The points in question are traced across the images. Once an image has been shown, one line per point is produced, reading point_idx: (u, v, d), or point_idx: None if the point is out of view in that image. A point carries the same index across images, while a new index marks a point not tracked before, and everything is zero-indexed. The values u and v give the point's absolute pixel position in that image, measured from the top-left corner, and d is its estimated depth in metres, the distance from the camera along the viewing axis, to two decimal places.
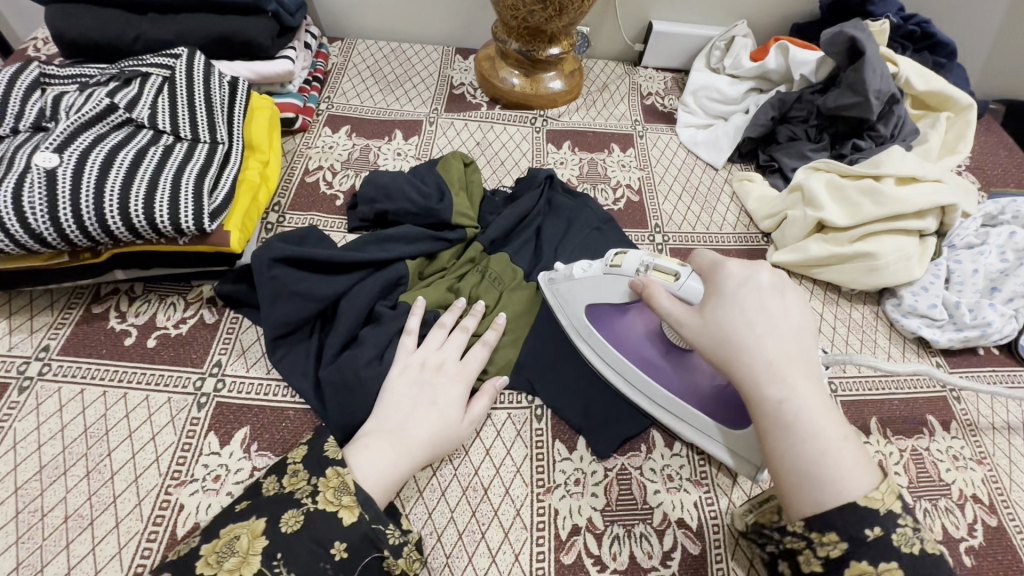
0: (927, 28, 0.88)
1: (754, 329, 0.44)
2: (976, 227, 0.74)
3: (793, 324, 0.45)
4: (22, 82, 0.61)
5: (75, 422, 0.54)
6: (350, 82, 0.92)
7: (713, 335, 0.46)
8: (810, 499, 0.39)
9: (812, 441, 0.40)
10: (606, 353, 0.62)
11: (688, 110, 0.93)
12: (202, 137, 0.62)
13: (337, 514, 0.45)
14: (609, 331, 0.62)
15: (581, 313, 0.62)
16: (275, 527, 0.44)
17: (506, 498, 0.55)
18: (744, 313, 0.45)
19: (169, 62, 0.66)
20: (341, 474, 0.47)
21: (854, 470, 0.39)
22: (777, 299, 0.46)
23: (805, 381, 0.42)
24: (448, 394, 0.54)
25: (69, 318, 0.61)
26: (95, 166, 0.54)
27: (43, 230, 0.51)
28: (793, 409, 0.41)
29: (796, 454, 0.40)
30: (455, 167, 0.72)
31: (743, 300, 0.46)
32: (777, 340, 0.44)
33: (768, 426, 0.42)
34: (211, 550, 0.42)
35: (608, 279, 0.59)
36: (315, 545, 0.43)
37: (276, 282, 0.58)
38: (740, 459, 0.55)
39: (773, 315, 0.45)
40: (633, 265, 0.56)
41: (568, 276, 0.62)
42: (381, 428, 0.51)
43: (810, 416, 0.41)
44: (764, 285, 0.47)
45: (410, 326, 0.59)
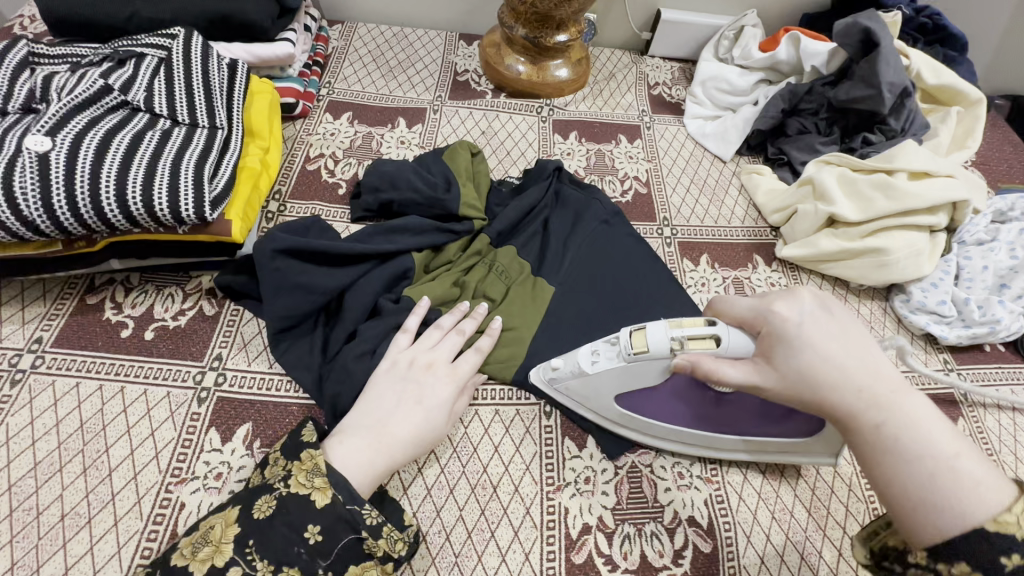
0: (939, 21, 0.87)
1: (831, 359, 0.41)
2: (986, 223, 0.74)
3: (862, 343, 0.43)
4: (11, 61, 0.58)
5: (70, 417, 0.52)
6: (352, 67, 0.89)
7: (791, 377, 0.42)
8: (929, 527, 0.36)
9: (919, 462, 0.38)
10: (653, 430, 0.57)
11: (696, 101, 0.92)
12: (201, 122, 0.60)
13: (309, 496, 0.44)
14: (646, 413, 0.56)
15: (614, 404, 0.56)
16: (248, 513, 0.43)
17: (516, 496, 0.54)
18: (813, 346, 0.42)
19: (165, 42, 0.64)
20: (314, 456, 0.46)
21: (979, 484, 0.36)
22: (837, 324, 0.43)
23: (898, 400, 0.40)
24: (435, 395, 0.52)
25: (63, 308, 0.59)
26: (90, 150, 0.51)
27: (36, 217, 0.49)
28: (892, 432, 0.39)
29: (906, 480, 0.38)
30: (462, 156, 0.71)
31: (805, 333, 0.42)
32: (856, 363, 0.41)
33: (869, 454, 0.40)
34: (187, 542, 0.42)
35: (637, 364, 0.51)
36: (290, 530, 0.42)
37: (279, 274, 0.56)
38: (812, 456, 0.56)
39: (845, 339, 0.42)
40: (661, 343, 0.49)
41: (579, 372, 0.55)
42: (360, 423, 0.49)
43: (913, 435, 0.38)
44: (815, 310, 0.44)
45: (408, 325, 0.57)
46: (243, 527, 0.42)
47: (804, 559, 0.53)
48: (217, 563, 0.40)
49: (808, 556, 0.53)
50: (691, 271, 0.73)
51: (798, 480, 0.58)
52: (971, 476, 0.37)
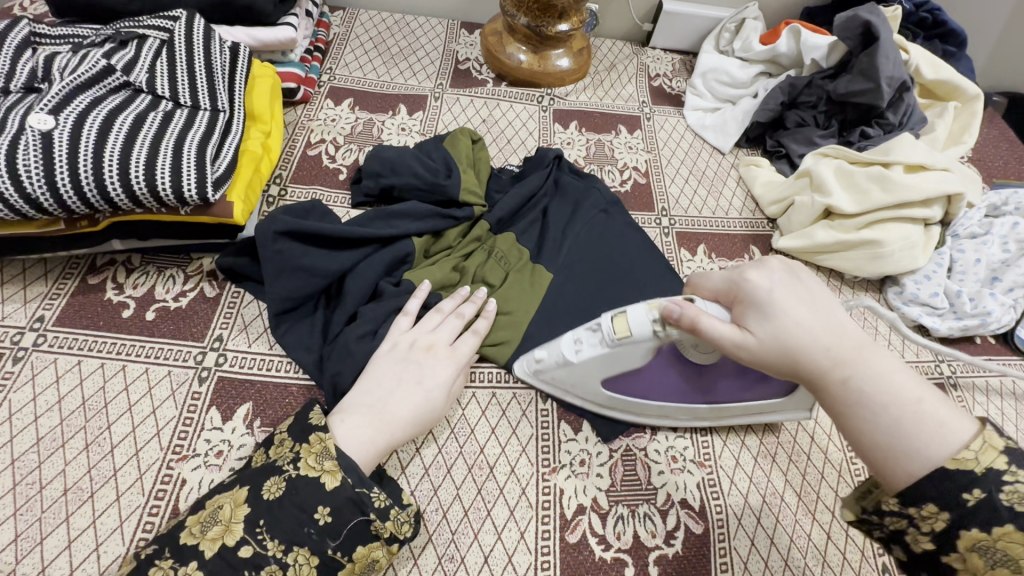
0: (938, 16, 0.87)
1: (801, 323, 0.42)
2: (980, 217, 0.74)
3: (828, 304, 0.44)
4: (12, 40, 0.58)
5: (72, 394, 0.52)
6: (353, 54, 0.89)
7: (765, 348, 0.43)
8: (901, 472, 0.38)
9: (883, 411, 0.40)
10: (640, 409, 0.58)
11: (696, 92, 0.92)
12: (202, 104, 0.60)
13: (320, 479, 0.45)
14: (634, 394, 0.57)
15: (602, 388, 0.56)
16: (258, 493, 0.44)
17: (512, 477, 0.55)
18: (784, 315, 0.43)
19: (167, 24, 0.64)
20: (323, 439, 0.46)
21: (940, 428, 0.38)
22: (804, 289, 0.44)
23: (862, 355, 0.42)
24: (435, 375, 0.53)
25: (65, 288, 0.59)
26: (93, 129, 0.52)
27: (40, 195, 0.49)
28: (859, 386, 0.41)
29: (874, 429, 0.40)
30: (463, 143, 0.71)
31: (777, 300, 0.43)
32: (823, 324, 0.43)
33: (840, 409, 0.42)
34: (195, 521, 0.43)
35: (621, 349, 0.52)
36: (301, 512, 0.43)
37: (280, 257, 0.56)
38: (788, 411, 0.59)
39: (813, 304, 0.44)
40: (643, 324, 0.50)
41: (564, 360, 0.55)
42: (360, 402, 0.50)
43: (878, 386, 0.41)
44: (781, 279, 0.45)
45: (409, 307, 0.57)
46: (254, 508, 0.43)
47: (793, 541, 0.54)
48: (227, 542, 0.42)
49: (797, 537, 0.54)
50: (688, 260, 0.74)
51: (789, 465, 0.59)
52: (932, 419, 0.39)
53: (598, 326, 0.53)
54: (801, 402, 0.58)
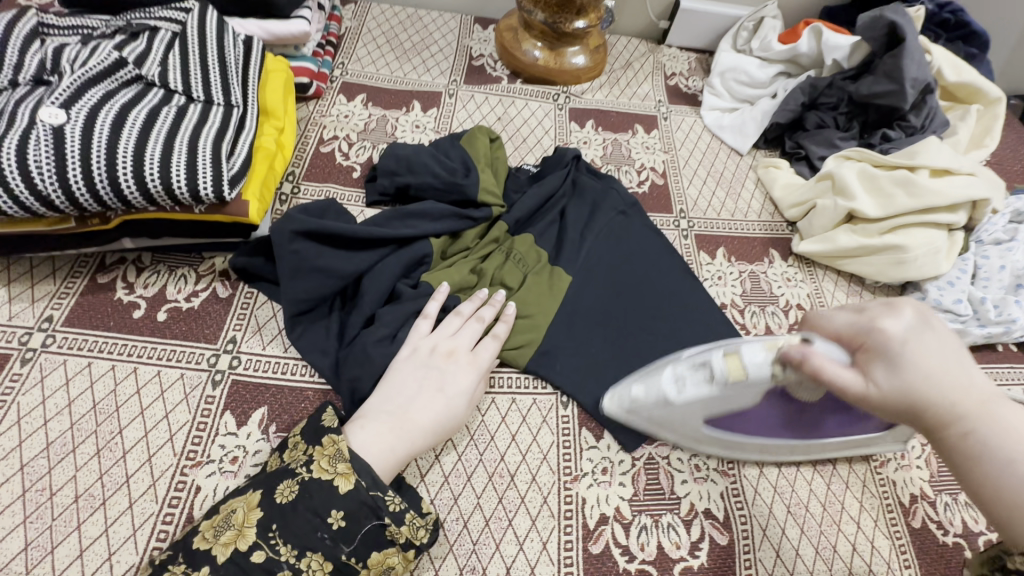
0: (961, 17, 0.86)
1: (930, 375, 0.38)
2: (1004, 223, 0.73)
3: (958, 355, 0.40)
4: (21, 31, 0.56)
5: (82, 398, 0.51)
6: (365, 48, 0.87)
7: (893, 401, 0.39)
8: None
9: (1012, 471, 0.36)
10: (737, 446, 0.54)
11: (714, 92, 0.91)
12: (216, 98, 0.59)
13: (333, 482, 0.43)
14: (736, 434, 0.52)
15: (697, 429, 0.52)
16: (270, 497, 0.43)
17: (534, 485, 0.54)
18: (919, 367, 0.39)
19: (179, 16, 0.62)
20: (336, 441, 0.45)
21: None
22: (935, 336, 0.40)
23: (988, 409, 0.38)
24: (456, 382, 0.52)
25: (73, 287, 0.57)
26: (106, 125, 0.50)
27: (51, 192, 0.48)
28: (982, 441, 0.37)
29: (1000, 489, 0.36)
30: (482, 142, 0.69)
31: (908, 350, 0.39)
32: (952, 375, 0.39)
33: (956, 464, 0.38)
34: (209, 526, 0.42)
35: (733, 393, 0.47)
36: (313, 515, 0.42)
37: (297, 257, 0.55)
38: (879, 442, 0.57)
39: (941, 352, 0.40)
40: (767, 369, 0.44)
41: (664, 401, 0.49)
42: (381, 408, 0.49)
43: (1008, 444, 0.37)
44: (913, 325, 0.40)
45: (428, 310, 0.56)
46: (267, 512, 0.42)
47: (818, 553, 0.53)
48: (240, 546, 0.41)
49: (823, 550, 0.53)
50: (708, 263, 0.73)
51: (813, 475, 0.58)
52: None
53: (705, 367, 0.47)
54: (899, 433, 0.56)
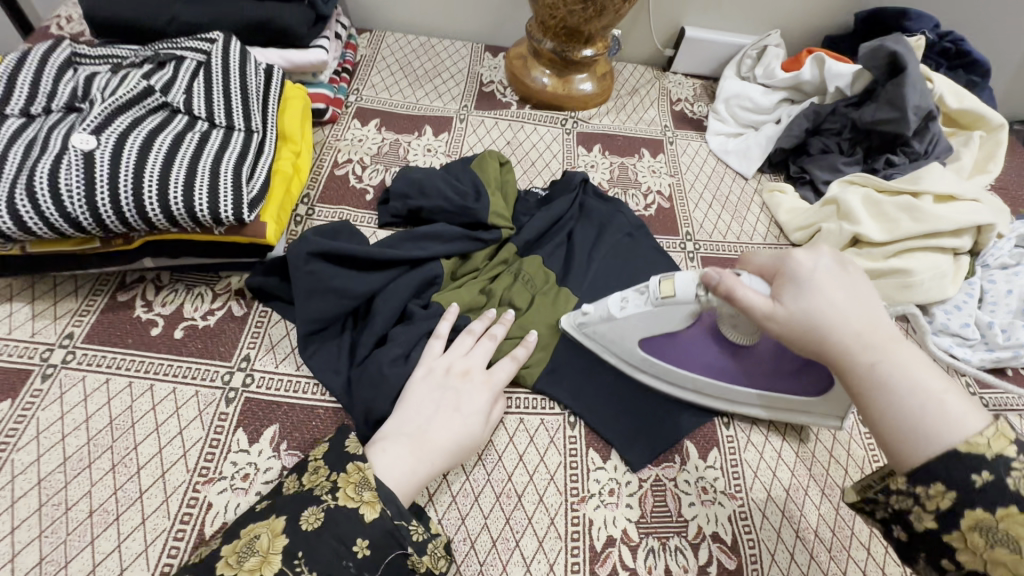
0: (962, 46, 0.88)
1: (833, 301, 0.43)
2: (1010, 247, 0.74)
3: (868, 295, 0.44)
4: (55, 61, 0.59)
5: (99, 413, 0.52)
6: (380, 75, 0.90)
7: (797, 322, 0.44)
8: (917, 450, 0.37)
9: (911, 393, 0.39)
10: (671, 376, 0.61)
11: (718, 118, 0.93)
12: (237, 124, 0.61)
13: (357, 510, 0.43)
14: (666, 356, 0.60)
15: (635, 349, 0.60)
16: (295, 523, 0.42)
17: (540, 506, 0.54)
18: (825, 294, 0.43)
19: (204, 46, 0.65)
20: (361, 469, 0.45)
21: (959, 415, 0.37)
22: (848, 277, 0.45)
23: (890, 342, 0.41)
24: (473, 401, 0.52)
25: (94, 305, 0.59)
26: (133, 150, 0.52)
27: (79, 215, 0.50)
28: (885, 369, 0.40)
29: (898, 409, 0.39)
30: (491, 166, 0.71)
31: (817, 278, 0.45)
32: (859, 307, 0.43)
33: (862, 391, 0.41)
34: (231, 551, 0.41)
35: (661, 311, 0.58)
36: (339, 543, 0.42)
37: (313, 277, 0.57)
38: (822, 416, 0.60)
39: (850, 288, 0.44)
40: (688, 290, 0.55)
41: (608, 315, 0.60)
42: (400, 431, 0.49)
43: (906, 374, 0.40)
44: (832, 266, 0.45)
45: (439, 330, 0.57)
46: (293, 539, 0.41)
47: None
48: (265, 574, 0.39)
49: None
50: None
51: (822, 499, 0.57)
52: (956, 407, 0.38)
53: (643, 289, 0.59)
54: (840, 405, 0.58)
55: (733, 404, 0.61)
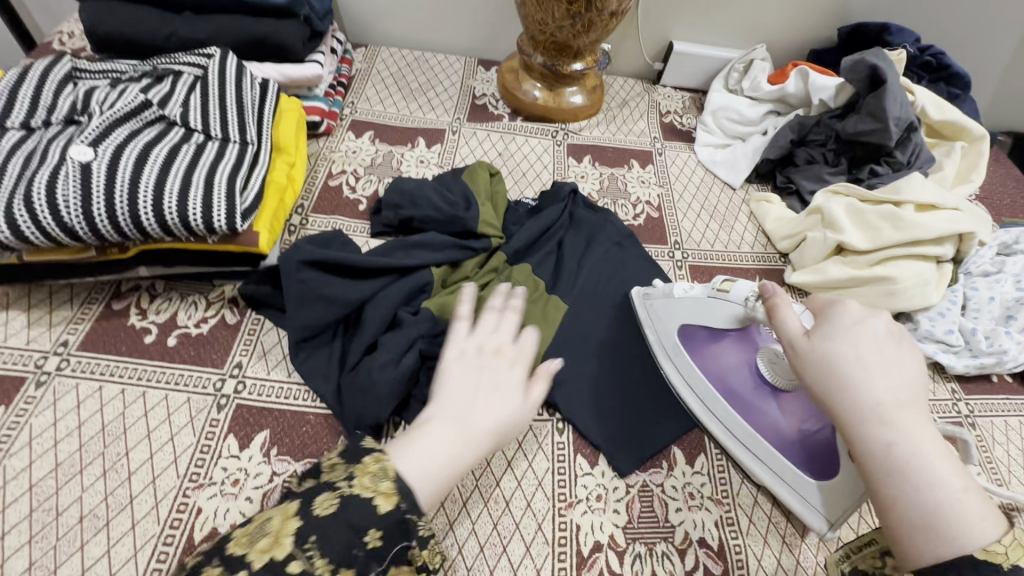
0: (942, 60, 0.90)
1: (866, 363, 0.41)
2: (991, 255, 0.75)
3: (910, 368, 0.42)
4: (55, 76, 0.61)
5: (92, 420, 0.53)
6: (374, 88, 0.92)
7: (824, 375, 0.43)
8: (926, 548, 0.36)
9: (929, 489, 0.36)
10: (690, 376, 0.62)
11: (706, 129, 0.95)
12: (232, 137, 0.62)
13: (371, 501, 0.39)
14: (697, 351, 0.63)
15: (673, 332, 0.63)
16: (307, 509, 0.39)
17: (528, 512, 0.54)
18: (859, 352, 0.42)
19: (202, 61, 0.67)
20: (380, 460, 0.42)
21: (975, 521, 0.35)
22: (893, 344, 0.43)
23: (917, 425, 0.39)
24: (508, 383, 0.51)
25: (89, 313, 0.60)
26: (129, 162, 0.54)
27: (74, 223, 0.51)
28: (905, 454, 0.38)
29: (911, 501, 0.37)
30: (482, 176, 0.73)
31: (855, 334, 0.43)
32: (893, 378, 0.40)
33: (874, 473, 0.39)
34: (243, 532, 0.38)
35: (711, 302, 0.61)
36: (352, 533, 0.38)
37: (304, 285, 0.58)
38: (812, 508, 0.53)
39: (891, 356, 0.42)
40: (742, 293, 0.58)
41: (667, 294, 0.64)
42: (441, 413, 0.47)
43: (925, 464, 0.37)
44: (881, 331, 0.43)
45: (464, 313, 0.57)
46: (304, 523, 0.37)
47: None
48: (275, 556, 0.36)
49: None
50: None
51: None
52: (974, 512, 0.36)
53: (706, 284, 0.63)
54: (835, 504, 0.51)
55: (733, 442, 0.59)
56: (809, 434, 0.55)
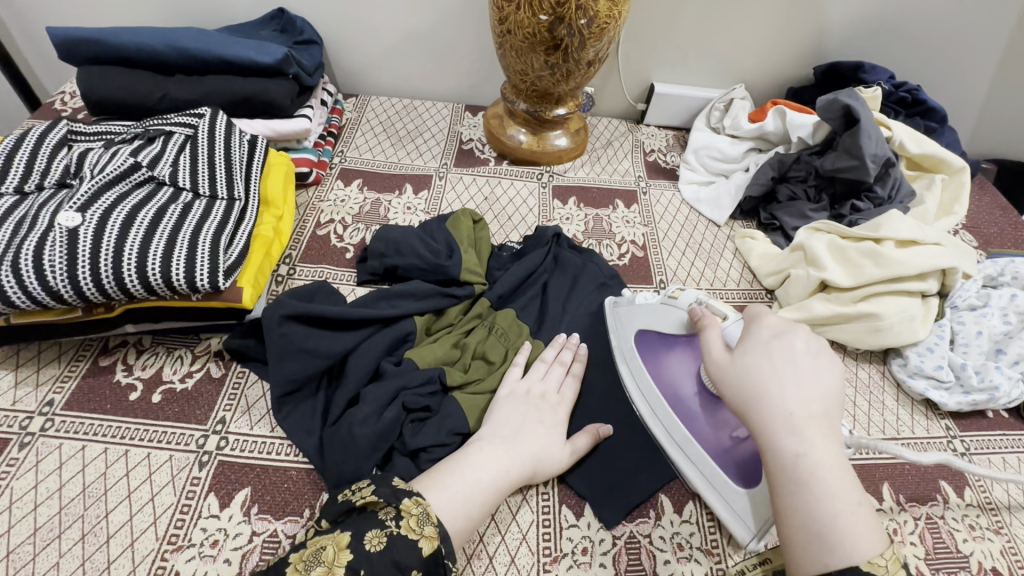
0: (917, 95, 0.92)
1: (778, 376, 0.45)
2: (977, 288, 0.75)
3: (825, 384, 0.45)
4: (50, 140, 0.64)
5: (73, 481, 0.53)
6: (364, 137, 0.95)
7: (740, 385, 0.47)
8: (816, 559, 0.39)
9: (827, 500, 0.40)
10: (641, 380, 0.62)
11: (689, 167, 0.96)
12: (220, 194, 0.64)
13: (417, 543, 0.44)
14: (650, 356, 0.63)
15: (630, 336, 0.65)
16: (361, 542, 0.43)
17: (512, 567, 0.53)
18: (773, 365, 0.46)
19: (193, 121, 0.69)
20: (420, 504, 0.46)
21: (864, 536, 0.39)
22: (811, 359, 0.46)
23: (823, 437, 0.43)
24: (550, 422, 0.58)
25: (76, 370, 0.61)
26: (116, 225, 0.55)
27: (60, 287, 0.52)
28: (809, 465, 0.41)
29: (809, 512, 0.40)
30: (465, 224, 0.74)
31: (773, 350, 0.47)
32: (805, 391, 0.44)
33: (782, 481, 0.42)
34: (299, 558, 0.42)
35: (663, 309, 0.63)
36: (396, 570, 0.43)
37: (286, 339, 0.58)
38: (737, 518, 0.52)
39: (805, 370, 0.45)
40: (689, 300, 0.61)
41: (631, 301, 0.67)
42: (493, 436, 0.55)
43: (826, 478, 0.41)
44: (799, 345, 0.47)
45: (518, 358, 0.63)
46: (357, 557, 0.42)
47: None
48: None
49: None
50: None
51: None
52: (864, 527, 0.40)
53: (662, 293, 0.66)
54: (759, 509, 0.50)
55: (674, 449, 0.58)
56: (741, 443, 0.54)
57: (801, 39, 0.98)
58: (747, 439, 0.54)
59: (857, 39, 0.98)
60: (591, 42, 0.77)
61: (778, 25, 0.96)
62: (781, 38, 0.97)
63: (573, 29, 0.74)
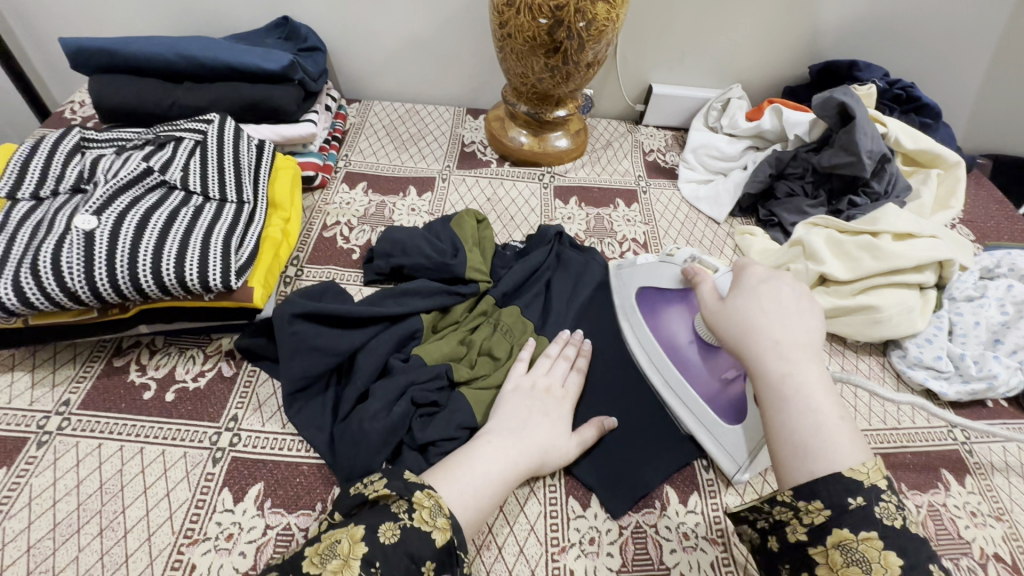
0: (911, 92, 0.94)
1: (765, 312, 0.51)
2: (973, 280, 0.76)
3: (808, 320, 0.50)
4: (64, 147, 0.65)
5: (90, 478, 0.54)
6: (367, 141, 0.97)
7: (733, 322, 0.52)
8: (804, 469, 0.43)
9: (812, 415, 0.44)
10: (641, 335, 0.68)
11: (689, 166, 0.98)
12: (229, 197, 0.66)
13: (430, 534, 0.45)
14: (650, 312, 0.69)
15: (632, 295, 0.71)
16: (375, 535, 0.44)
17: (520, 557, 0.54)
18: (760, 302, 0.52)
19: (202, 126, 0.71)
20: (432, 496, 0.47)
21: (848, 447, 0.43)
22: (795, 298, 0.52)
23: (807, 362, 0.47)
24: (556, 414, 0.59)
25: (91, 370, 0.62)
26: (131, 228, 0.57)
27: (77, 288, 0.53)
28: (794, 383, 0.46)
29: (794, 425, 0.44)
30: (469, 224, 0.76)
31: (762, 292, 0.53)
32: (790, 324, 0.49)
33: (770, 400, 0.46)
34: (315, 551, 0.43)
35: (661, 267, 0.68)
36: (411, 561, 0.43)
37: (297, 337, 0.60)
38: (725, 452, 0.59)
39: (789, 307, 0.51)
40: (684, 257, 0.66)
41: (633, 264, 0.72)
42: (500, 429, 0.56)
43: (810, 395, 0.45)
44: (784, 286, 0.53)
45: (523, 354, 0.64)
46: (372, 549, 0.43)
47: None
48: None
49: None
50: None
51: None
52: (846, 440, 0.43)
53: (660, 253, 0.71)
54: (748, 441, 0.57)
55: (670, 394, 0.64)
56: (731, 385, 0.61)
57: (796, 39, 0.99)
58: (736, 382, 0.61)
59: (851, 39, 1.00)
60: (590, 43, 0.79)
61: (773, 26, 0.97)
62: (777, 39, 0.99)
63: (572, 32, 0.76)
